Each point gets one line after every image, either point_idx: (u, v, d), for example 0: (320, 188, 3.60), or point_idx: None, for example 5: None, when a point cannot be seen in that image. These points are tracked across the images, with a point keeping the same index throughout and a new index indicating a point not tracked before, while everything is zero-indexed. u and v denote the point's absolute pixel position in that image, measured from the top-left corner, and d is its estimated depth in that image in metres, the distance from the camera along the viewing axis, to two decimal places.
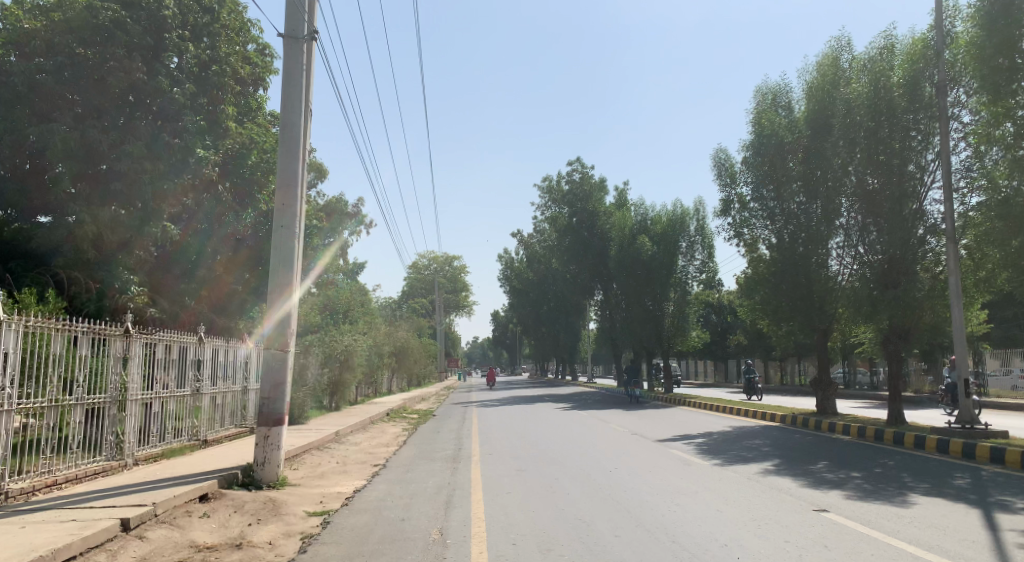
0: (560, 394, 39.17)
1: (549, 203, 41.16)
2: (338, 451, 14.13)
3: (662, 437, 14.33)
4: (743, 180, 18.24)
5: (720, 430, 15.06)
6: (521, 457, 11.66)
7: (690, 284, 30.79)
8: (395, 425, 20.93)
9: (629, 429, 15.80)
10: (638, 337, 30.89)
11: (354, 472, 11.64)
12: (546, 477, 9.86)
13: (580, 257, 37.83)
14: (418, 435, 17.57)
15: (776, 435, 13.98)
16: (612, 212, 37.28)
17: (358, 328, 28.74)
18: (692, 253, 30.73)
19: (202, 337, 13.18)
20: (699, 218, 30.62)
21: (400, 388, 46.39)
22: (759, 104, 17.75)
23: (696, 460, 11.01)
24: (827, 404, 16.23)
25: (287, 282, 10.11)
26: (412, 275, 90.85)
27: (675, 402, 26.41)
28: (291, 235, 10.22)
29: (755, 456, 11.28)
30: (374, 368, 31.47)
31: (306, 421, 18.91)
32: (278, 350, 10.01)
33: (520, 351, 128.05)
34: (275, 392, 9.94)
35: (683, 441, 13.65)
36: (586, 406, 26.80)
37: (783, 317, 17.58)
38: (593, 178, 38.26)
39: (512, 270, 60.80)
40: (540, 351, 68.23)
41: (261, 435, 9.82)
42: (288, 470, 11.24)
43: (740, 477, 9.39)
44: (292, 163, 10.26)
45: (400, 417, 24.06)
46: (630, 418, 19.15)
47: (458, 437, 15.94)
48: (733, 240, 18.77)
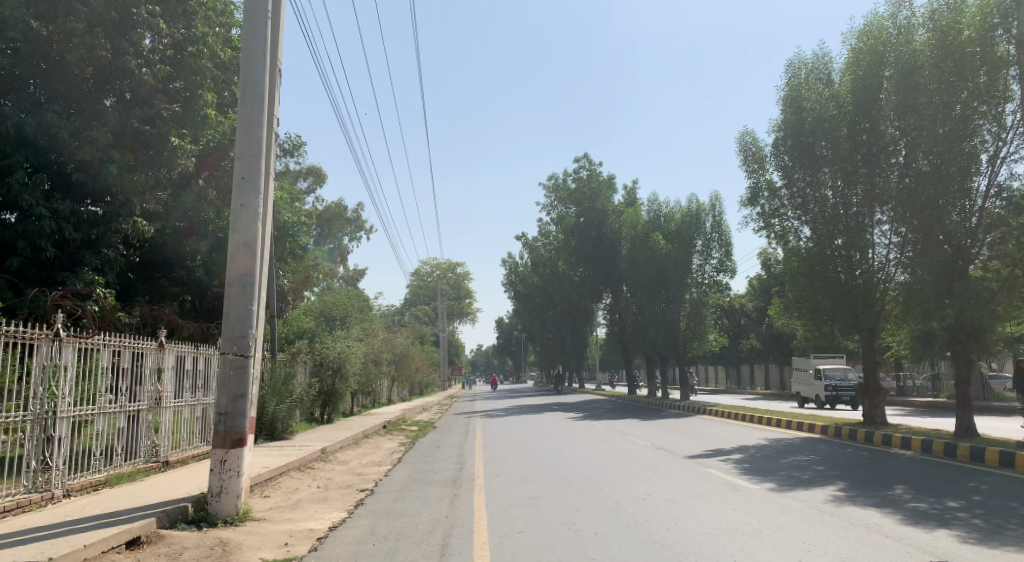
0: (567, 402, 37.25)
1: (555, 202, 39.48)
2: (322, 473, 12.33)
3: (693, 453, 12.54)
4: (774, 163, 16.39)
5: (758, 445, 13.22)
6: (534, 482, 9.87)
7: (707, 284, 29.00)
8: (392, 440, 19.15)
9: (653, 444, 14.00)
10: (652, 342, 29.09)
11: (336, 500, 9.83)
12: (567, 511, 8.05)
13: (588, 258, 36.09)
14: (415, 451, 15.74)
15: (826, 451, 12.15)
16: (622, 210, 35.56)
17: (354, 334, 27.00)
18: (709, 252, 28.87)
19: (163, 342, 11.40)
20: (715, 214, 28.82)
21: (400, 398, 44.57)
22: (792, 78, 15.97)
23: (744, 484, 9.18)
24: (876, 414, 14.40)
25: (248, 269, 8.34)
26: (414, 283, 89.18)
27: (693, 410, 24.55)
28: (254, 215, 8.45)
29: (815, 480, 9.45)
30: (372, 377, 29.68)
31: (292, 435, 17.12)
32: (235, 355, 8.25)
33: (524, 359, 126.10)
34: (234, 406, 8.16)
35: (720, 458, 11.80)
36: (598, 416, 24.99)
37: (823, 317, 15.80)
38: (601, 175, 36.48)
39: (516, 275, 59.10)
40: (545, 358, 66.36)
41: (217, 460, 8.04)
42: (257, 499, 9.45)
43: (812, 509, 7.54)
44: (255, 129, 8.52)
45: (397, 430, 22.25)
46: (650, 430, 17.30)
47: (458, 455, 14.12)
48: (762, 232, 16.94)
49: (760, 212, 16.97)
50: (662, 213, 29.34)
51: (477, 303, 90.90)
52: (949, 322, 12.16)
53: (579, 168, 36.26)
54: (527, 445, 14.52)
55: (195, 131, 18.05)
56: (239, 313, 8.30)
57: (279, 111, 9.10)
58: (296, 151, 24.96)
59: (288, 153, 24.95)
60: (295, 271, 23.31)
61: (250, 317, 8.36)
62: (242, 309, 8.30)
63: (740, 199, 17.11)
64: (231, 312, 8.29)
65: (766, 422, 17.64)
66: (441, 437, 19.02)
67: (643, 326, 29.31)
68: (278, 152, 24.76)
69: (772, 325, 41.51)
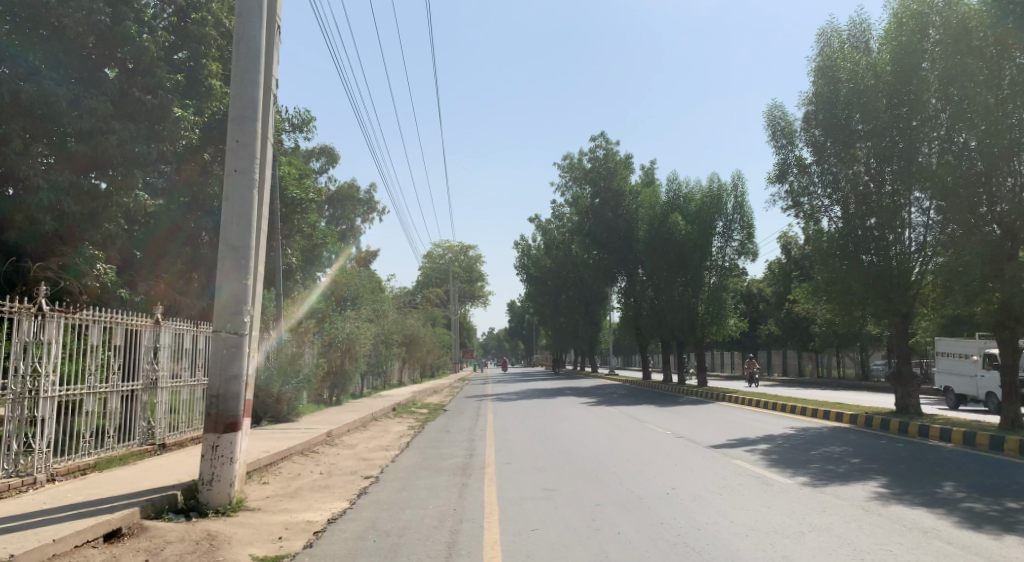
0: (579, 386, 36.64)
1: (570, 182, 38.70)
2: (326, 458, 11.77)
3: (716, 442, 11.87)
4: (804, 138, 15.61)
5: (784, 435, 12.52)
6: (549, 472, 9.23)
7: (727, 267, 28.18)
8: (401, 423, 18.61)
9: (672, 432, 13.35)
10: (668, 326, 28.37)
11: (339, 488, 9.25)
12: (585, 506, 7.43)
13: (603, 240, 35.34)
14: (424, 436, 15.18)
15: (858, 442, 11.43)
16: (639, 191, 34.71)
17: (363, 314, 26.43)
18: (729, 234, 27.99)
19: (159, 319, 10.82)
20: (737, 195, 27.93)
21: (411, 381, 44.19)
22: (826, 48, 15.14)
23: (776, 477, 8.50)
24: (909, 403, 13.65)
25: (241, 241, 7.71)
26: (426, 265, 88.71)
27: (711, 397, 23.85)
28: (248, 182, 7.79)
29: (852, 473, 8.76)
30: (382, 359, 29.17)
31: (298, 417, 16.61)
32: (228, 335, 7.65)
33: (536, 342, 125.73)
34: (228, 389, 7.57)
35: (746, 449, 11.11)
36: (613, 401, 24.39)
37: (852, 302, 15.10)
38: (617, 154, 35.58)
39: (529, 258, 58.41)
40: (557, 341, 65.75)
41: (209, 445, 7.46)
42: (254, 487, 8.87)
43: (856, 508, 6.85)
44: (249, 90, 7.83)
45: (407, 413, 21.72)
46: (668, 417, 16.65)
47: (468, 440, 13.53)
48: (790, 211, 16.17)
49: (789, 190, 16.16)
50: (681, 193, 28.47)
51: (489, 286, 90.35)
52: (993, 305, 11.63)
53: (594, 147, 35.37)
54: (540, 431, 13.91)
55: (201, 103, 17.45)
56: (233, 287, 7.69)
57: (277, 71, 8.44)
58: (305, 126, 24.28)
59: (296, 128, 24.28)
60: (302, 249, 22.71)
61: (245, 292, 7.76)
62: (236, 282, 7.69)
63: (767, 176, 16.28)
64: (225, 286, 7.69)
65: (790, 410, 16.93)
66: (452, 421, 18.47)
67: (659, 309, 28.63)
68: (286, 127, 24.10)
69: (791, 310, 40.58)
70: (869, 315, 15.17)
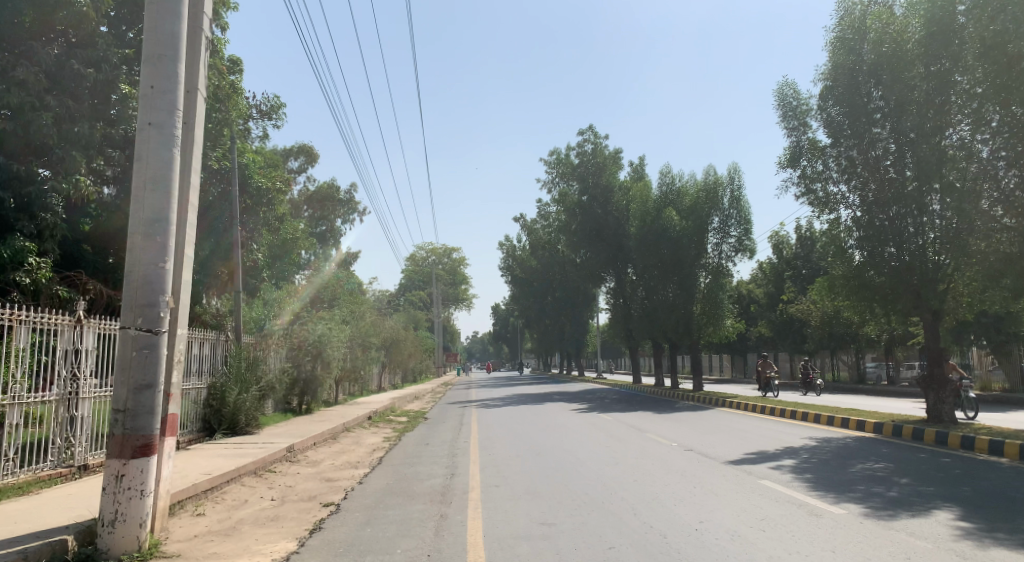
0: (568, 390, 35.14)
1: (557, 178, 37.18)
2: (283, 480, 10.11)
3: (733, 458, 10.37)
4: (819, 118, 14.17)
5: (808, 448, 11.04)
6: (545, 502, 7.64)
7: (724, 265, 26.65)
8: (376, 433, 16.98)
9: (680, 445, 11.85)
10: (661, 328, 26.94)
11: (289, 521, 7.61)
12: (593, 550, 5.83)
13: (592, 238, 33.77)
14: (400, 450, 13.55)
15: (897, 456, 9.96)
16: (629, 187, 33.26)
17: (339, 316, 24.74)
18: (726, 229, 26.45)
19: (81, 318, 9.14)
20: (734, 188, 26.47)
21: (393, 386, 42.48)
22: (844, 18, 13.74)
23: (822, 505, 6.99)
24: (942, 410, 12.23)
25: (159, 215, 6.07)
26: (409, 268, 86.90)
27: (710, 402, 22.37)
28: (169, 138, 6.16)
29: (911, 497, 7.29)
30: (359, 365, 27.51)
31: (260, 428, 14.95)
32: (141, 332, 5.97)
33: (520, 345, 124.30)
34: (138, 401, 5.90)
35: (770, 467, 9.59)
36: (605, 407, 22.90)
37: (878, 298, 13.73)
38: (606, 148, 34.08)
39: (514, 259, 56.85)
40: (542, 344, 64.15)
41: (112, 474, 5.78)
42: (184, 521, 7.22)
43: (946, 554, 5.33)
44: (171, 21, 6.19)
45: (384, 422, 20.08)
46: (670, 426, 15.16)
47: (449, 455, 11.92)
48: (803, 198, 14.68)
49: (801, 175, 14.65)
50: (675, 187, 27.06)
51: (473, 288, 88.68)
52: None
53: (582, 141, 33.82)
54: (529, 445, 12.40)
55: None
56: (146, 272, 6.02)
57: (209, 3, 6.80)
58: (274, 113, 22.58)
59: (265, 115, 22.56)
60: (269, 245, 20.97)
61: (164, 280, 6.10)
62: (151, 268, 6.03)
63: (778, 161, 14.83)
64: (134, 270, 6.01)
65: (802, 417, 15.49)
66: (432, 431, 16.84)
67: (652, 310, 27.12)
68: (254, 114, 22.35)
69: (785, 310, 39.29)
70: (894, 312, 13.81)
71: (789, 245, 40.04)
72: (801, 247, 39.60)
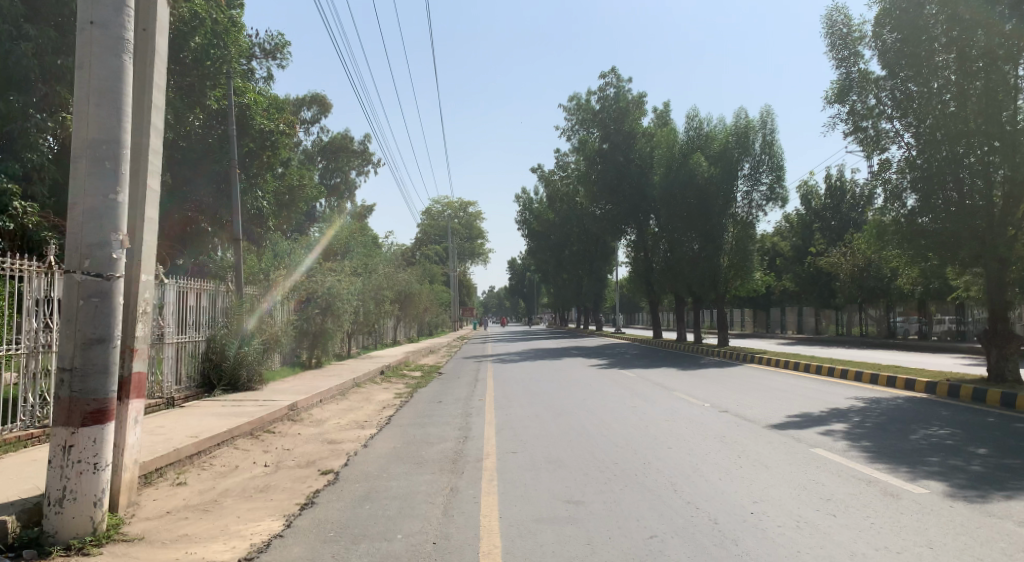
0: (586, 345, 34.28)
1: (577, 125, 35.74)
2: (281, 443, 9.24)
3: (775, 423, 9.36)
4: (873, 46, 12.91)
5: (858, 411, 9.99)
6: (570, 475, 6.68)
7: (754, 215, 25.30)
8: (387, 389, 16.16)
9: (713, 406, 10.85)
10: (686, 280, 25.81)
11: (279, 494, 6.70)
12: (631, 539, 4.86)
13: (613, 188, 32.40)
14: (412, 408, 12.67)
15: (962, 420, 8.90)
16: (653, 133, 31.82)
17: (349, 267, 23.84)
18: (757, 176, 24.98)
19: (53, 264, 8.27)
20: (766, 132, 25.02)
21: (408, 340, 41.90)
22: None
23: (896, 482, 5.95)
24: (1005, 367, 11.25)
25: (109, 136, 5.01)
26: (425, 222, 85.97)
27: (738, 358, 21.32)
28: (117, 41, 5.03)
29: (1000, 473, 6.22)
30: (373, 318, 26.74)
31: (265, 384, 14.16)
32: (89, 278, 4.97)
33: (537, 300, 123.76)
34: (87, 357, 4.94)
35: (820, 432, 8.56)
36: (627, 363, 21.97)
37: (934, 246, 12.53)
38: (629, 93, 32.52)
39: (531, 211, 55.63)
40: (558, 299, 63.33)
41: (58, 445, 4.86)
42: (160, 494, 6.34)
43: None
44: None
45: (397, 377, 19.28)
46: (699, 384, 14.18)
47: (463, 416, 11.01)
48: (852, 137, 13.47)
49: (850, 112, 13.42)
50: (702, 131, 25.73)
51: (489, 242, 87.70)
52: None
53: (604, 85, 32.20)
54: (549, 405, 11.45)
55: None
56: (94, 205, 4.99)
57: None
58: (279, 52, 21.37)
59: (269, 55, 21.36)
60: (274, 192, 19.97)
61: (118, 215, 5.08)
62: (100, 202, 5.00)
63: (825, 96, 13.59)
64: (78, 203, 4.97)
65: (842, 375, 14.42)
66: (446, 387, 16.01)
67: (677, 262, 25.95)
68: (257, 53, 21.16)
69: (813, 262, 37.98)
70: (953, 263, 12.62)
71: (818, 196, 38.81)
72: (831, 197, 38.34)
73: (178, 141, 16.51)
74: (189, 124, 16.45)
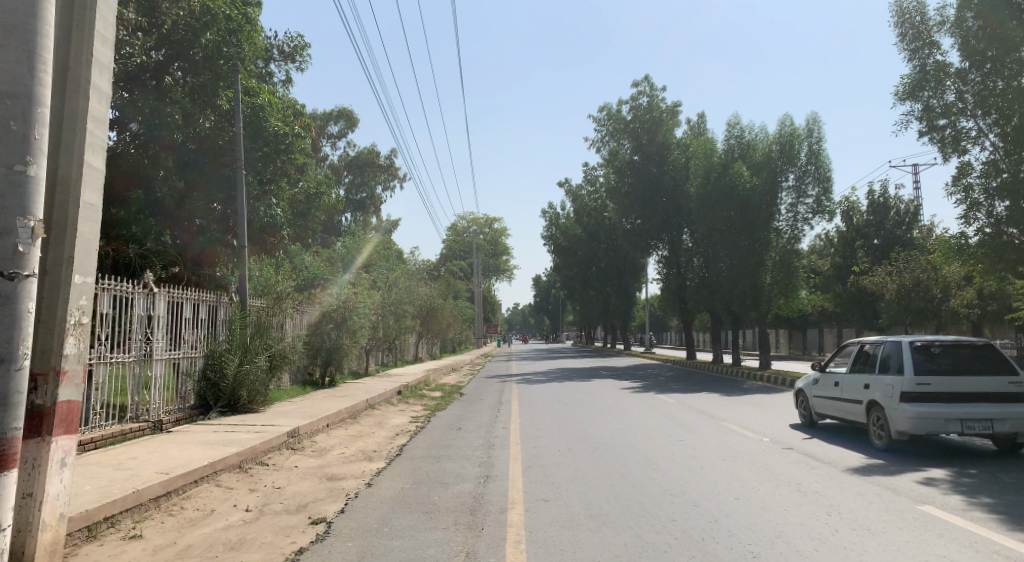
0: (615, 365, 32.63)
1: (608, 136, 34.46)
2: (272, 479, 7.92)
3: (857, 466, 7.85)
4: (951, 35, 11.57)
5: (953, 454, 8.42)
6: (620, 540, 5.28)
7: (801, 229, 23.74)
8: (404, 412, 14.81)
9: (777, 443, 9.33)
10: (724, 298, 24.25)
11: (254, 551, 5.36)
12: None
13: (646, 201, 30.93)
14: (427, 435, 11.30)
15: None
16: (687, 144, 30.43)
17: (368, 280, 22.57)
18: (803, 188, 23.47)
19: None
20: (813, 141, 23.56)
21: (431, 356, 40.64)
22: None
23: None
24: None
25: (19, 86, 3.78)
26: (450, 238, 84.94)
27: (784, 383, 19.61)
28: None
29: None
30: (392, 335, 25.43)
31: (269, 404, 12.94)
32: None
33: (562, 317, 122.27)
34: None
35: (919, 481, 7.05)
36: (663, 386, 20.41)
37: None
38: (662, 102, 31.21)
39: (559, 227, 54.27)
40: (584, 317, 61.69)
41: None
42: (102, 554, 5.04)
43: None
44: None
45: (415, 398, 17.88)
46: (752, 414, 12.62)
47: (485, 447, 9.62)
48: (927, 138, 12.07)
49: (925, 109, 12.06)
50: (743, 140, 24.30)
51: (515, 259, 86.38)
52: None
53: (637, 94, 30.86)
54: (583, 437, 10.02)
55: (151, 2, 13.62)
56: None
57: None
58: (298, 54, 20.33)
59: (287, 58, 20.34)
60: (290, 199, 18.88)
61: (29, 192, 3.84)
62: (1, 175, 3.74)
63: (895, 91, 12.18)
64: None
65: None
66: (466, 411, 14.61)
67: (717, 278, 24.32)
68: (275, 55, 20.19)
69: (856, 281, 36.14)
70: None
71: (860, 212, 37.08)
72: (873, 214, 36.74)
73: (186, 143, 15.45)
74: (199, 124, 15.34)
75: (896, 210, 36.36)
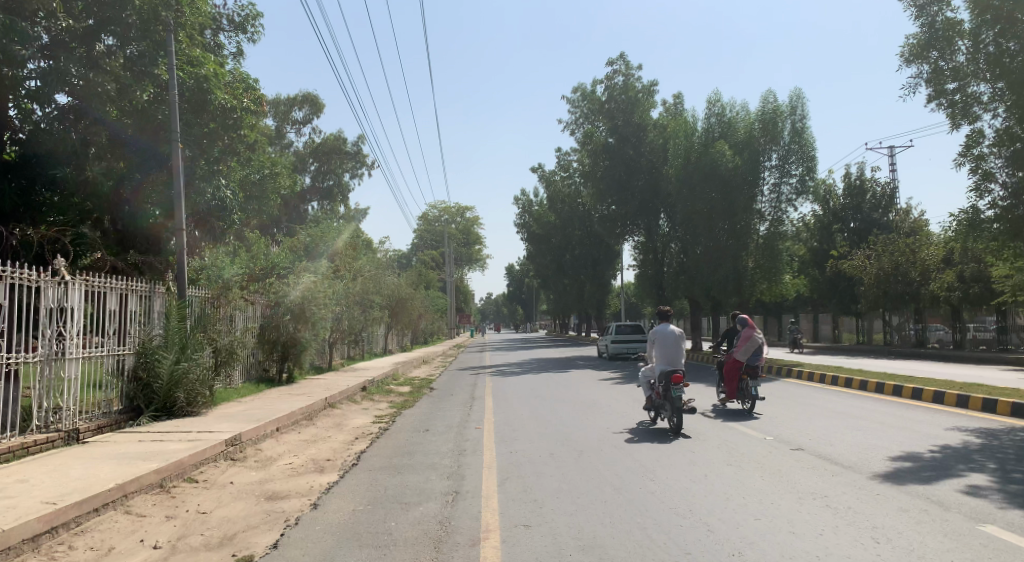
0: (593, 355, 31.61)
1: (582, 119, 33.30)
2: (199, 500, 6.61)
3: (883, 471, 6.79)
4: None
5: (985, 453, 7.41)
6: None
7: (784, 211, 22.83)
8: (367, 411, 13.56)
9: (786, 443, 8.24)
10: (704, 284, 23.28)
11: None
12: None
13: (622, 184, 29.85)
14: (390, 439, 10.06)
15: None
16: (664, 125, 29.40)
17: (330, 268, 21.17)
18: (786, 168, 22.54)
19: None
20: (796, 119, 22.64)
21: (402, 349, 39.17)
22: None
23: None
24: None
25: None
26: (422, 227, 83.21)
27: (771, 371, 18.67)
28: None
29: None
30: (358, 327, 24.05)
31: (212, 406, 11.59)
32: None
33: (536, 306, 121.26)
34: None
35: (962, 490, 6.00)
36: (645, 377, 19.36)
37: None
38: (638, 82, 30.12)
39: (532, 214, 53.07)
40: (558, 306, 60.66)
41: None
42: None
43: None
44: None
45: (380, 394, 16.61)
46: (745, 407, 11.57)
47: (454, 453, 8.41)
48: (934, 104, 11.10)
49: (932, 73, 11.08)
50: (724, 119, 23.28)
51: (487, 248, 85.07)
52: None
53: (613, 73, 29.71)
54: (566, 439, 8.85)
55: None
56: None
57: None
58: (249, 25, 18.80)
59: (238, 29, 18.79)
60: (243, 182, 17.42)
61: None
62: None
63: (899, 52, 11.15)
64: None
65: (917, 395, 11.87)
66: (435, 409, 13.38)
67: (697, 263, 23.31)
68: (225, 26, 18.63)
69: (835, 266, 35.54)
70: None
71: (836, 196, 36.55)
72: (850, 197, 36.21)
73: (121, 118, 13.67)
74: (134, 97, 13.12)
75: (872, 193, 35.93)
